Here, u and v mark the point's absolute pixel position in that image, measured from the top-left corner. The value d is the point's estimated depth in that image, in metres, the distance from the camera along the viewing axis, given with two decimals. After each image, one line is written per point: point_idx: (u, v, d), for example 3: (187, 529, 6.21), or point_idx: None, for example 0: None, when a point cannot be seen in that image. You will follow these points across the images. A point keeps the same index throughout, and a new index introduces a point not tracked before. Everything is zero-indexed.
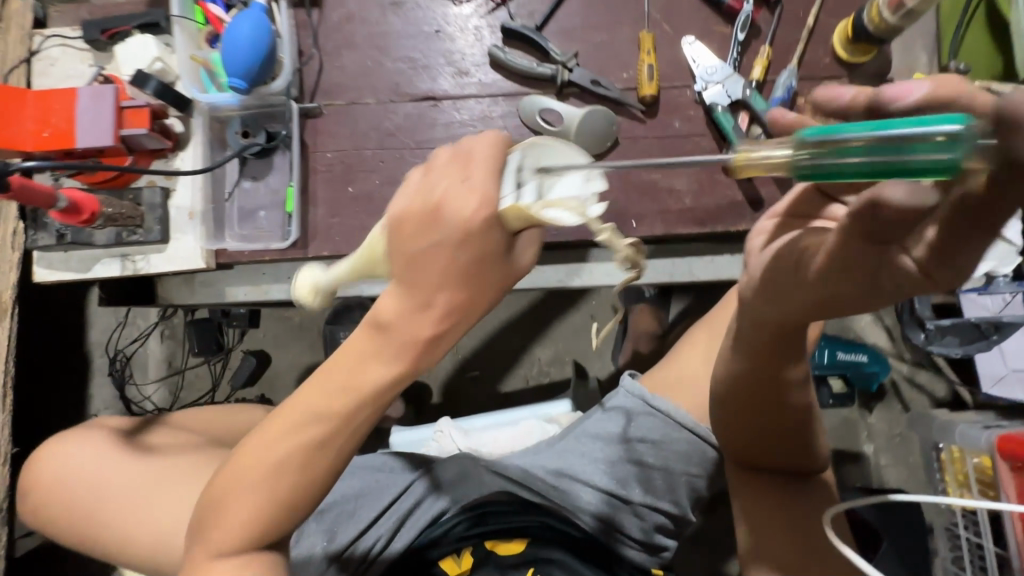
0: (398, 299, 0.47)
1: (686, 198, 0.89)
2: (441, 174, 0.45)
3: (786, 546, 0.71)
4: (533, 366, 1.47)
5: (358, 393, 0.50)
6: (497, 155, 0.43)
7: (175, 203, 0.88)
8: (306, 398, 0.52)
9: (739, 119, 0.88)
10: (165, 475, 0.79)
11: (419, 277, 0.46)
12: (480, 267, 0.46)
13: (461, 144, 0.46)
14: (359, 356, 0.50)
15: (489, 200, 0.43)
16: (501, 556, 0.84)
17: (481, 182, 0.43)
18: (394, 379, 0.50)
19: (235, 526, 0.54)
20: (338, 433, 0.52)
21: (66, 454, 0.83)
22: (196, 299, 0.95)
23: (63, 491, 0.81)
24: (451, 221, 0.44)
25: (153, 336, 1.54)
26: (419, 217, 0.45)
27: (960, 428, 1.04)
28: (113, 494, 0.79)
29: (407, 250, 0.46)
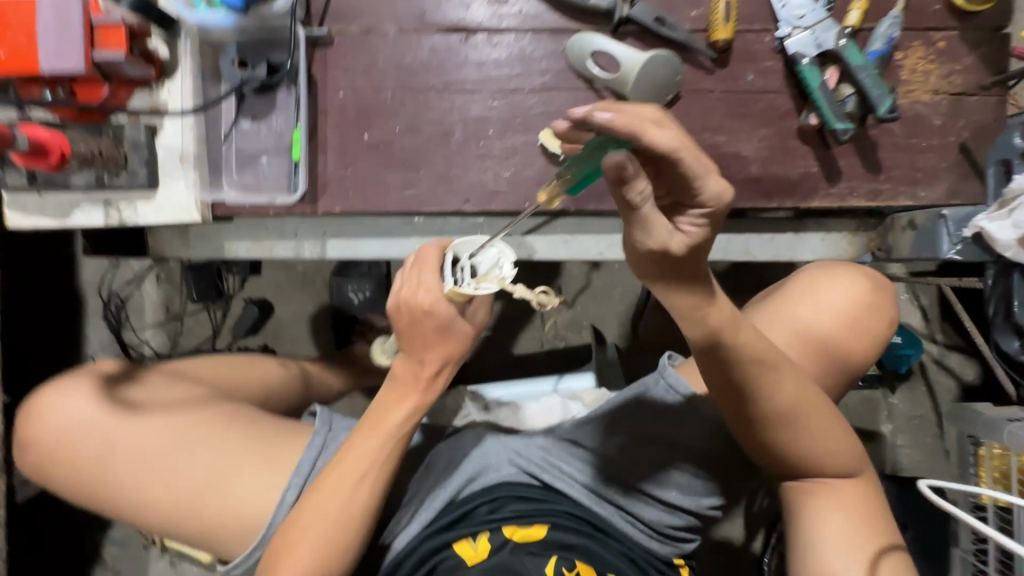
0: (406, 363, 0.64)
1: (753, 166, 0.78)
2: (410, 276, 0.62)
3: (838, 553, 0.64)
4: (549, 327, 1.36)
5: (390, 432, 0.64)
6: (433, 256, 0.62)
7: (163, 143, 0.76)
8: (358, 436, 0.64)
9: (827, 75, 0.74)
10: (168, 443, 0.72)
11: (412, 345, 0.63)
12: (451, 332, 0.62)
13: (424, 251, 0.63)
14: (383, 406, 0.64)
15: (438, 289, 0.60)
16: (520, 543, 0.76)
17: (430, 280, 0.61)
18: (408, 418, 0.64)
19: (312, 542, 0.62)
20: (377, 468, 0.63)
21: (71, 413, 0.73)
22: (192, 254, 0.85)
23: (70, 456, 0.72)
24: (412, 308, 0.61)
25: (148, 279, 1.41)
26: (410, 306, 0.61)
27: (1007, 427, 0.97)
28: (133, 461, 0.71)
29: (396, 328, 0.63)
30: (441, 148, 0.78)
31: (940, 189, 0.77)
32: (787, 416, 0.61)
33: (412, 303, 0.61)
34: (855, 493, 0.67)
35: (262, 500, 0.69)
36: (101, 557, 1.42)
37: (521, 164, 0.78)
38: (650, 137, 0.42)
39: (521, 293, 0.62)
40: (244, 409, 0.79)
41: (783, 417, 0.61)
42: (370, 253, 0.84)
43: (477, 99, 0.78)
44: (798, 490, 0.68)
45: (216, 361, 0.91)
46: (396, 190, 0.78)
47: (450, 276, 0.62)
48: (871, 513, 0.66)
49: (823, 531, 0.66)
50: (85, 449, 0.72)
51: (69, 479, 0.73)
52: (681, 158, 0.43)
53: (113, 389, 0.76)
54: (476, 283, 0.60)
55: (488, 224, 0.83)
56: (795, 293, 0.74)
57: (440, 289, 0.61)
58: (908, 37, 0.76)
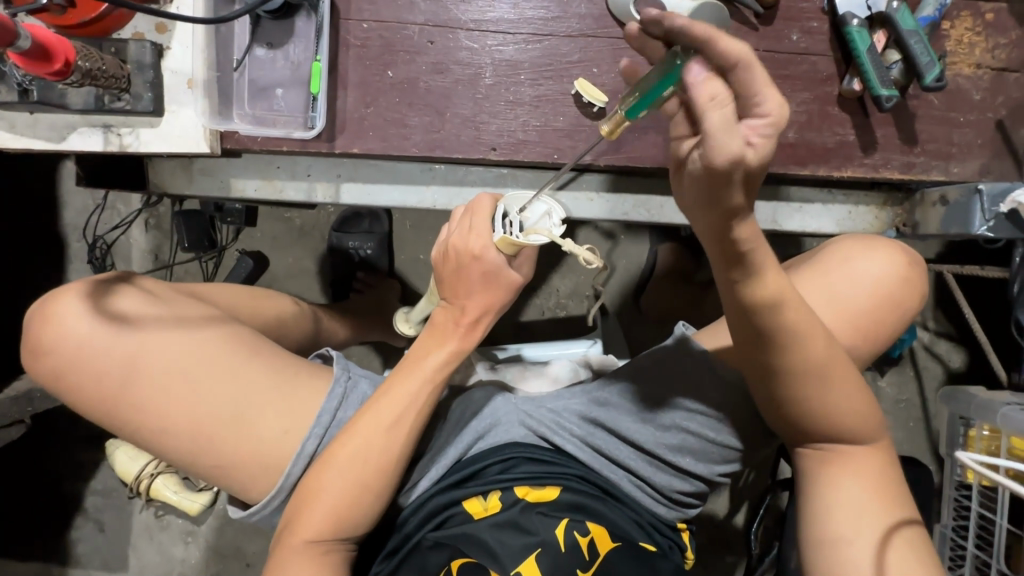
0: (450, 308, 0.70)
1: (790, 130, 0.75)
2: (462, 224, 0.69)
3: (845, 520, 0.65)
4: (551, 296, 1.33)
5: (429, 368, 0.69)
6: (489, 205, 0.68)
7: (170, 65, 0.70)
8: (399, 378, 0.69)
9: (875, 38, 0.72)
10: (181, 373, 0.69)
11: (456, 291, 0.70)
12: (493, 281, 0.69)
13: (479, 201, 0.69)
14: (425, 346, 0.70)
15: (487, 238, 0.67)
16: (531, 504, 0.75)
17: (481, 228, 0.67)
18: (448, 359, 0.70)
19: (344, 475, 0.66)
20: (416, 405, 0.68)
21: (83, 328, 0.67)
22: (195, 190, 0.80)
23: (80, 373, 0.67)
24: (465, 254, 0.68)
25: (135, 224, 1.34)
26: (465, 252, 0.68)
27: (1001, 409, 0.98)
28: (154, 386, 0.68)
29: (446, 273, 0.70)
30: (469, 91, 0.74)
31: (974, 165, 0.76)
32: (812, 374, 0.58)
33: (462, 249, 0.68)
34: (874, 463, 0.67)
35: (287, 444, 0.70)
36: (82, 507, 1.39)
37: (552, 113, 0.74)
38: (724, 45, 0.39)
39: (568, 247, 0.63)
40: (269, 344, 0.76)
41: (818, 386, 0.60)
42: (386, 200, 0.80)
43: (509, 41, 0.74)
44: (812, 458, 0.68)
45: (225, 288, 0.86)
46: (418, 133, 0.74)
47: (500, 227, 0.68)
48: (889, 483, 0.66)
49: (839, 498, 0.66)
50: (101, 366, 0.67)
51: (77, 394, 0.68)
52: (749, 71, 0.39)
53: (128, 306, 0.70)
54: (524, 233, 0.66)
55: (511, 175, 0.80)
56: (828, 264, 0.74)
57: (490, 238, 0.67)
58: (956, 6, 0.75)
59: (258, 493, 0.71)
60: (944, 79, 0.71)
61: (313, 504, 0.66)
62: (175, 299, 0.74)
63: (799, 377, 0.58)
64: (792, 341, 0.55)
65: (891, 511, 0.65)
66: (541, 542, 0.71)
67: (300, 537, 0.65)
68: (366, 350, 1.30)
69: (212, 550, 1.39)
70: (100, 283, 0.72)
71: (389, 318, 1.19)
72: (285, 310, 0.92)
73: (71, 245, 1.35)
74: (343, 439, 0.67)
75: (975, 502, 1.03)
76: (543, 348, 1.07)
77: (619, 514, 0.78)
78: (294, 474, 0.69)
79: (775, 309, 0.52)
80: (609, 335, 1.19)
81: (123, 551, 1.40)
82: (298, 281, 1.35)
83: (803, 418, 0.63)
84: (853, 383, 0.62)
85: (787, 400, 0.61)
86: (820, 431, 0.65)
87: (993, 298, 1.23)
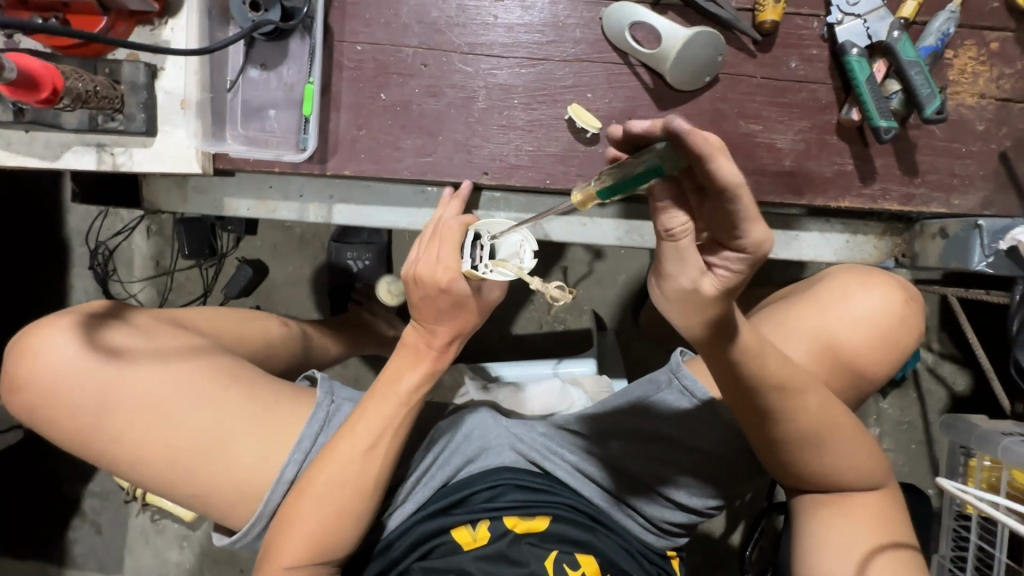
0: (423, 330, 0.69)
1: (787, 159, 0.74)
2: (428, 251, 0.67)
3: (845, 561, 0.64)
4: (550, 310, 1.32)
5: (402, 392, 0.69)
6: (455, 232, 0.66)
7: (164, 86, 0.71)
8: (373, 400, 0.68)
9: (875, 68, 0.71)
10: (148, 396, 0.69)
11: (425, 314, 0.68)
12: (460, 310, 0.67)
13: (445, 227, 0.67)
14: (398, 369, 0.69)
15: (455, 268, 0.65)
16: (520, 537, 0.75)
17: (447, 257, 0.65)
18: (423, 380, 0.69)
19: (323, 503, 0.66)
20: (389, 429, 0.68)
21: (60, 358, 0.68)
22: (189, 208, 0.80)
23: (56, 406, 0.68)
24: (431, 281, 0.65)
25: (138, 231, 1.34)
26: (431, 280, 0.65)
27: (1004, 441, 0.96)
28: (128, 417, 0.68)
29: (414, 297, 0.67)
30: (462, 115, 0.74)
31: (976, 197, 0.74)
32: (807, 435, 0.60)
33: (428, 279, 0.65)
34: (866, 503, 0.66)
35: (265, 470, 0.70)
36: (80, 509, 1.40)
37: (545, 138, 0.74)
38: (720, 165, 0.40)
39: (535, 283, 0.61)
40: (249, 368, 0.76)
41: (808, 439, 0.60)
42: (378, 221, 0.80)
43: (503, 65, 0.74)
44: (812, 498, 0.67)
45: (208, 313, 0.87)
46: (410, 156, 0.74)
47: (469, 257, 0.66)
48: (887, 525, 0.66)
49: (833, 538, 0.65)
50: (75, 400, 0.68)
51: (55, 426, 0.69)
52: (741, 200, 0.41)
53: (106, 335, 0.71)
54: (491, 266, 0.64)
55: (503, 199, 0.80)
56: (826, 299, 0.73)
57: (458, 268, 0.65)
58: (960, 35, 0.73)
59: (239, 519, 0.71)
60: (944, 111, 0.69)
61: (293, 532, 0.65)
62: (155, 327, 0.75)
63: (792, 421, 0.58)
64: (782, 382, 0.56)
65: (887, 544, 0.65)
66: (530, 574, 0.72)
67: (279, 565, 0.65)
68: (362, 362, 1.30)
69: (207, 556, 1.39)
70: (81, 313, 0.73)
71: (384, 331, 1.19)
72: (271, 333, 0.92)
73: (74, 250, 1.36)
74: (319, 470, 0.66)
75: (973, 534, 1.00)
76: (536, 368, 1.07)
77: (610, 543, 0.78)
78: (272, 500, 0.69)
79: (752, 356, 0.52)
80: (605, 353, 1.18)
81: (120, 554, 1.41)
82: (296, 290, 1.35)
83: (796, 462, 0.63)
84: (839, 426, 0.61)
85: (779, 439, 0.60)
86: (811, 472, 0.64)
87: (998, 323, 1.20)
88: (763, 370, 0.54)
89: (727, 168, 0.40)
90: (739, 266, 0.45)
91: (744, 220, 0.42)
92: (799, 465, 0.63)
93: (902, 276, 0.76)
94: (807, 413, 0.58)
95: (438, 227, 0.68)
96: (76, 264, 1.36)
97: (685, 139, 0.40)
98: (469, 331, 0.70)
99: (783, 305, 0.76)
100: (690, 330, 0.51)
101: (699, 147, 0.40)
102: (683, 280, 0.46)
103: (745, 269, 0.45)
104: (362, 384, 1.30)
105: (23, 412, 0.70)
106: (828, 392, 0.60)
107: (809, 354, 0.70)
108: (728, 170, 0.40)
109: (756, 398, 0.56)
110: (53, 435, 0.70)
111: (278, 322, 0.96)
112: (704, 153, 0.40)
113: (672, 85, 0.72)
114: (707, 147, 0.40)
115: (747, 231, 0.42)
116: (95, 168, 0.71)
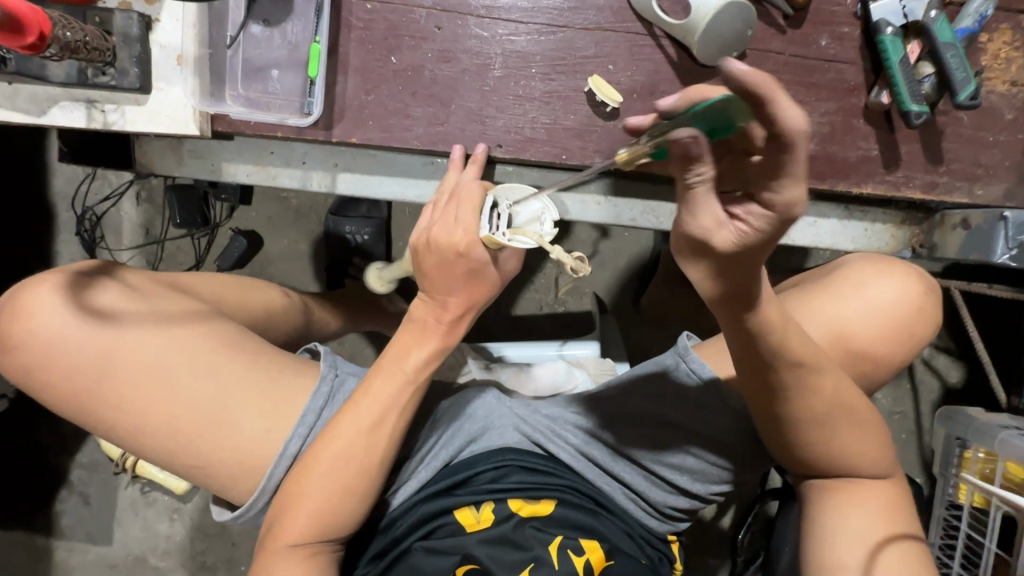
0: (433, 306, 0.67)
1: (811, 142, 0.71)
2: (446, 214, 0.66)
3: (853, 549, 0.64)
4: (551, 291, 1.29)
5: (407, 370, 0.67)
6: (475, 194, 0.65)
7: (158, 39, 0.67)
8: (377, 376, 0.66)
9: (908, 49, 0.68)
10: (150, 364, 0.66)
11: (436, 285, 0.66)
12: (478, 278, 0.65)
13: (463, 189, 0.66)
14: (405, 346, 0.67)
15: (475, 231, 0.64)
16: (524, 520, 0.74)
17: (467, 219, 0.64)
18: (428, 357, 0.67)
19: (328, 479, 0.64)
20: (394, 406, 0.66)
21: (56, 319, 0.64)
22: (184, 172, 0.76)
23: (51, 368, 0.65)
24: (445, 245, 0.64)
25: (126, 197, 1.29)
26: (447, 245, 0.64)
27: (1002, 435, 0.96)
28: (127, 383, 0.65)
29: (426, 266, 0.66)
30: (476, 83, 0.70)
31: (999, 189, 0.72)
32: (816, 416, 0.59)
33: (446, 242, 0.64)
34: (870, 490, 0.66)
35: (269, 443, 0.68)
36: (67, 480, 1.37)
37: (563, 110, 0.70)
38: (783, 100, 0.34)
39: (556, 253, 0.60)
40: (254, 339, 0.73)
41: (817, 419, 0.59)
42: (384, 193, 0.76)
43: (522, 31, 0.70)
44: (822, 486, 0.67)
45: (211, 279, 0.84)
46: (421, 125, 0.70)
47: (487, 223, 0.65)
48: (894, 513, 0.66)
49: (842, 525, 0.65)
50: (72, 363, 0.64)
51: (48, 388, 0.66)
52: (796, 150, 0.35)
53: (105, 299, 0.68)
54: (511, 235, 0.63)
55: (516, 173, 0.77)
56: (844, 285, 0.72)
57: (478, 233, 0.64)
58: (996, 18, 0.71)
59: (242, 492, 0.69)
60: (978, 96, 0.68)
61: (297, 508, 0.64)
62: (156, 291, 0.72)
63: (809, 398, 0.57)
64: (789, 365, 0.53)
65: (893, 529, 0.65)
66: (534, 558, 0.71)
67: (282, 541, 0.64)
68: (359, 338, 1.27)
69: (198, 529, 1.38)
70: (81, 274, 0.69)
71: (384, 308, 1.16)
72: (273, 302, 0.89)
73: (59, 215, 1.30)
74: (325, 445, 0.65)
75: (964, 523, 1.02)
76: (540, 348, 1.05)
77: (612, 527, 0.77)
78: (275, 475, 0.67)
79: (777, 338, 0.50)
80: (607, 336, 1.16)
81: (108, 526, 1.39)
82: (292, 263, 1.31)
83: (802, 445, 0.62)
84: (854, 406, 0.60)
85: (789, 418, 0.59)
86: (818, 454, 0.63)
87: (998, 318, 1.20)
88: (787, 349, 0.52)
89: (788, 110, 0.34)
90: (763, 224, 0.40)
91: (783, 173, 0.37)
92: (812, 451, 0.63)
93: (920, 267, 0.75)
94: (822, 392, 0.57)
95: (456, 189, 0.67)
96: (61, 230, 1.30)
97: (739, 79, 0.34)
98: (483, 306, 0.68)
99: (799, 290, 0.75)
100: (702, 281, 0.45)
101: (758, 85, 0.34)
102: (697, 226, 0.42)
103: (769, 229, 0.40)
104: (358, 360, 1.27)
105: (15, 374, 0.66)
106: (844, 374, 0.59)
107: (824, 340, 0.69)
108: (787, 115, 0.34)
109: (771, 375, 0.54)
110: (47, 399, 0.67)
111: (279, 292, 0.93)
112: (760, 92, 0.34)
113: (698, 60, 0.69)
114: (766, 84, 0.34)
115: (782, 182, 0.37)
116: (85, 126, 0.67)
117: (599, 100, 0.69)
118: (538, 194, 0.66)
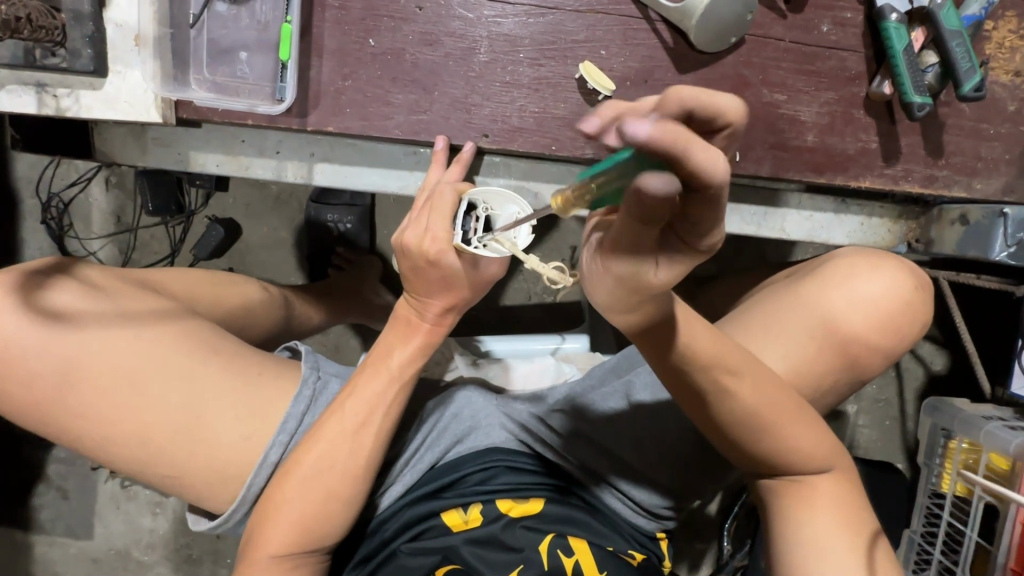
0: (416, 304, 0.64)
1: (810, 134, 0.69)
2: (419, 219, 0.61)
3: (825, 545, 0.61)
4: (540, 281, 1.26)
5: (391, 371, 0.64)
6: (449, 200, 0.59)
7: (113, 17, 0.62)
8: (362, 375, 0.64)
9: (912, 36, 0.66)
10: (114, 371, 0.62)
11: (417, 288, 0.62)
12: (453, 284, 0.61)
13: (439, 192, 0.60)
14: (388, 346, 0.64)
15: (444, 240, 0.59)
16: (514, 521, 0.73)
17: (437, 227, 0.59)
18: (411, 356, 0.65)
19: (309, 486, 0.62)
20: (376, 409, 0.63)
21: (15, 324, 0.60)
22: (149, 162, 0.71)
23: (11, 376, 0.61)
24: (420, 254, 0.60)
25: (95, 183, 1.23)
26: (420, 254, 0.59)
27: (986, 426, 0.97)
28: (93, 391, 0.61)
29: (406, 268, 0.62)
30: (461, 68, 0.66)
31: (998, 182, 0.71)
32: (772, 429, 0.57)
33: (415, 249, 0.60)
34: (844, 490, 0.63)
35: (247, 451, 0.65)
36: (44, 475, 1.34)
37: (553, 98, 0.67)
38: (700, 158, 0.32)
39: (531, 263, 0.54)
40: (229, 340, 0.69)
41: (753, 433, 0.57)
42: (364, 184, 0.72)
43: (509, 13, 0.65)
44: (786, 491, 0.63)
45: (182, 276, 0.79)
46: (401, 113, 0.66)
47: (461, 228, 0.60)
48: (858, 518, 0.62)
49: (807, 530, 0.61)
50: (32, 371, 0.60)
51: (7, 397, 0.62)
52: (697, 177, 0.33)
53: (65, 301, 0.63)
54: (487, 242, 0.58)
55: (504, 164, 0.73)
56: (830, 279, 0.71)
57: (449, 241, 0.59)
58: (1003, 5, 0.68)
59: (220, 502, 0.67)
60: (983, 88, 0.66)
61: (276, 517, 0.61)
62: (121, 291, 0.67)
63: (755, 419, 0.55)
64: (732, 375, 0.52)
65: (858, 534, 0.61)
66: (524, 559, 0.70)
67: (264, 552, 0.62)
68: (344, 329, 1.24)
69: (181, 523, 1.35)
70: (38, 275, 0.65)
71: (368, 299, 1.13)
72: (249, 300, 0.85)
73: (25, 202, 1.24)
74: (305, 449, 0.62)
75: (947, 511, 1.03)
76: (530, 343, 1.02)
77: (602, 526, 0.76)
78: (255, 485, 0.65)
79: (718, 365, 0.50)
80: (597, 328, 1.14)
81: (89, 521, 1.35)
82: (272, 252, 1.25)
83: (763, 456, 0.59)
84: (792, 413, 0.58)
85: (741, 440, 0.57)
86: (776, 468, 0.61)
87: (986, 308, 1.20)
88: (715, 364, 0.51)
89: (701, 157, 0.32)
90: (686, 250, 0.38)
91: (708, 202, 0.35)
92: (776, 462, 0.60)
93: (913, 262, 0.73)
94: (767, 411, 0.55)
95: (434, 194, 0.61)
96: (27, 217, 1.24)
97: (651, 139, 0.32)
98: (471, 304, 0.65)
99: (785, 285, 0.75)
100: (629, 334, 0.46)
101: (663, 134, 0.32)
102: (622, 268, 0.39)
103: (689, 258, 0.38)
104: (342, 352, 1.24)
105: None
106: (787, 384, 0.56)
107: (807, 336, 0.68)
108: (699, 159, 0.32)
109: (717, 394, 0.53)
110: (6, 408, 0.63)
111: (257, 287, 0.89)
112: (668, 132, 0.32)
113: (695, 45, 0.65)
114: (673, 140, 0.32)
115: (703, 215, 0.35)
116: (36, 112, 0.62)
117: (590, 88, 0.65)
118: (517, 196, 0.59)
